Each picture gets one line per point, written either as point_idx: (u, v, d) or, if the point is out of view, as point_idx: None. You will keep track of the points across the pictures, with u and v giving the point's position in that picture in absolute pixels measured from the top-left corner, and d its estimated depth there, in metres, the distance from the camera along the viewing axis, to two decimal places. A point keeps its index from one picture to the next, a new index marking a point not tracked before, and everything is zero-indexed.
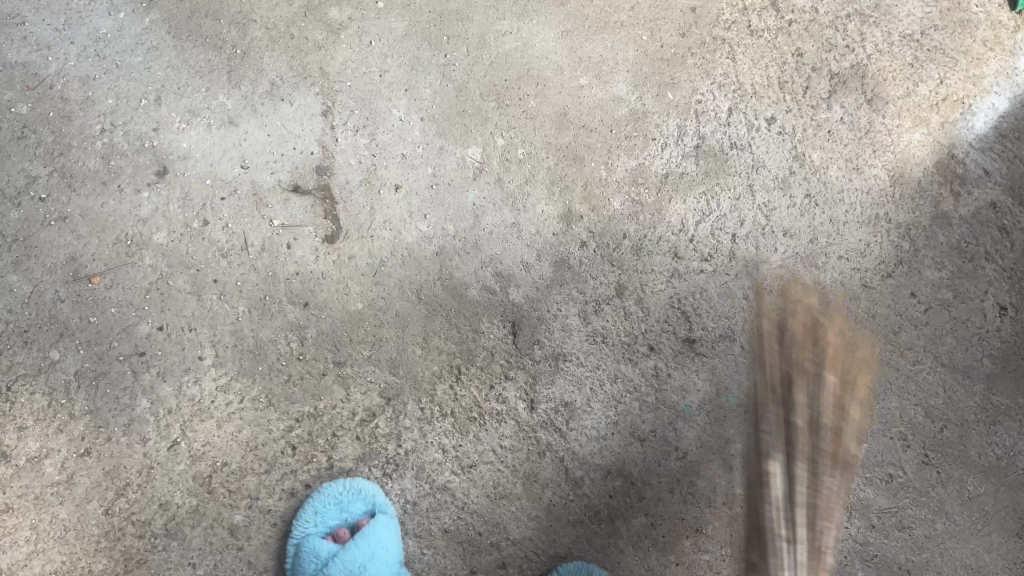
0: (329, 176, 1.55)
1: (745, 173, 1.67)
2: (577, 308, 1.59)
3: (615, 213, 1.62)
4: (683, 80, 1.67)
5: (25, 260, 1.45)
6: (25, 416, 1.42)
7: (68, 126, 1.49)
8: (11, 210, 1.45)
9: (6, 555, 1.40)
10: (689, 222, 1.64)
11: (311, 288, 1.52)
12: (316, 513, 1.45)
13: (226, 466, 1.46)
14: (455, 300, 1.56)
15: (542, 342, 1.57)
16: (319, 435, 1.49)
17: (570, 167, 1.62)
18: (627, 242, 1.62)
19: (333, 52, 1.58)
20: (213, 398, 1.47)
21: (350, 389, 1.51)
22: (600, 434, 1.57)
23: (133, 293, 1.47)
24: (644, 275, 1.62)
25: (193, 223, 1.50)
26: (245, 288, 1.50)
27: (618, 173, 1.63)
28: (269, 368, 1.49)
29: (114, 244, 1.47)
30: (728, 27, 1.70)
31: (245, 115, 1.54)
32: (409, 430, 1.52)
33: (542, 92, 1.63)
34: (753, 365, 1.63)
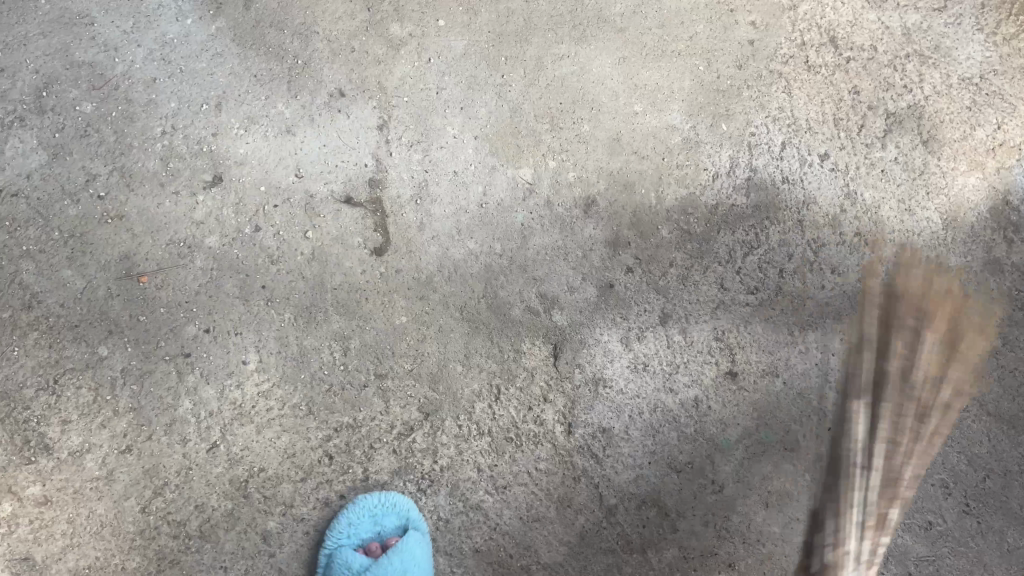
0: (381, 189, 1.57)
1: (796, 208, 1.66)
2: (620, 334, 1.58)
3: (663, 242, 1.62)
4: (737, 111, 1.67)
5: (80, 255, 1.47)
6: (69, 410, 1.43)
7: (130, 127, 1.51)
8: (70, 205, 1.47)
9: (41, 547, 1.40)
10: (737, 254, 1.63)
11: (357, 298, 1.53)
12: (350, 525, 1.45)
13: (263, 472, 1.46)
14: (498, 319, 1.56)
15: (583, 367, 1.57)
16: (356, 446, 1.49)
17: (620, 193, 1.62)
18: (673, 271, 1.61)
19: (392, 67, 1.60)
20: (255, 403, 1.48)
21: (389, 402, 1.51)
22: (636, 462, 1.56)
23: (183, 294, 1.48)
24: (689, 304, 1.61)
25: (246, 229, 1.51)
26: (292, 295, 1.51)
27: (668, 202, 1.63)
28: (311, 376, 1.50)
29: (168, 245, 1.49)
30: (785, 61, 1.70)
31: (303, 125, 1.56)
32: (446, 447, 1.51)
33: (596, 116, 1.64)
34: (795, 402, 1.61)
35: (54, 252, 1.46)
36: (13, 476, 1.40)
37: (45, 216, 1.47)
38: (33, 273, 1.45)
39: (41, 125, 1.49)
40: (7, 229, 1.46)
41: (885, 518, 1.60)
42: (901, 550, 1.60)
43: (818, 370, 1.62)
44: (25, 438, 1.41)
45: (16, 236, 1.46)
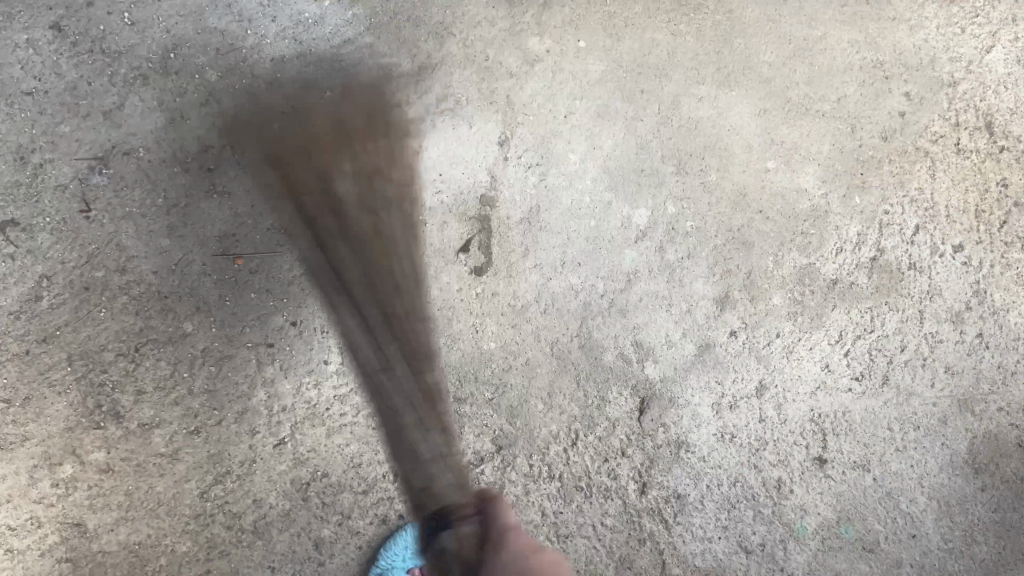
0: (491, 208, 1.50)
1: (919, 297, 1.56)
2: (712, 399, 1.51)
3: (773, 309, 1.53)
4: (874, 185, 1.57)
5: (181, 226, 1.43)
6: (145, 381, 1.41)
7: (251, 103, 1.47)
8: (179, 173, 1.44)
9: (94, 515, 1.37)
10: (848, 335, 1.55)
11: (448, 315, 1.48)
12: (406, 547, 1.40)
13: (326, 477, 1.42)
14: (588, 361, 1.49)
15: (668, 426, 1.50)
16: (423, 467, 1.44)
17: (737, 251, 1.53)
18: (779, 341, 1.53)
19: (524, 82, 1.53)
20: (329, 406, 1.44)
21: (464, 427, 1.46)
22: (706, 535, 1.48)
23: (275, 282, 1.45)
24: (788, 380, 1.53)
25: (350, 226, 1.47)
26: (385, 301, 1.46)
27: (785, 268, 1.54)
28: (389, 388, 1.45)
29: (269, 230, 1.45)
30: (934, 140, 1.60)
31: (423, 129, 1.50)
32: (514, 484, 1.45)
33: (725, 167, 1.55)
34: (884, 502, 1.52)
35: (155, 218, 1.43)
36: (80, 438, 1.38)
37: (152, 181, 1.44)
38: (131, 236, 1.43)
39: (163, 86, 1.45)
40: (113, 188, 1.43)
41: None
42: None
43: (911, 472, 1.53)
44: (98, 402, 1.39)
45: (121, 195, 1.43)
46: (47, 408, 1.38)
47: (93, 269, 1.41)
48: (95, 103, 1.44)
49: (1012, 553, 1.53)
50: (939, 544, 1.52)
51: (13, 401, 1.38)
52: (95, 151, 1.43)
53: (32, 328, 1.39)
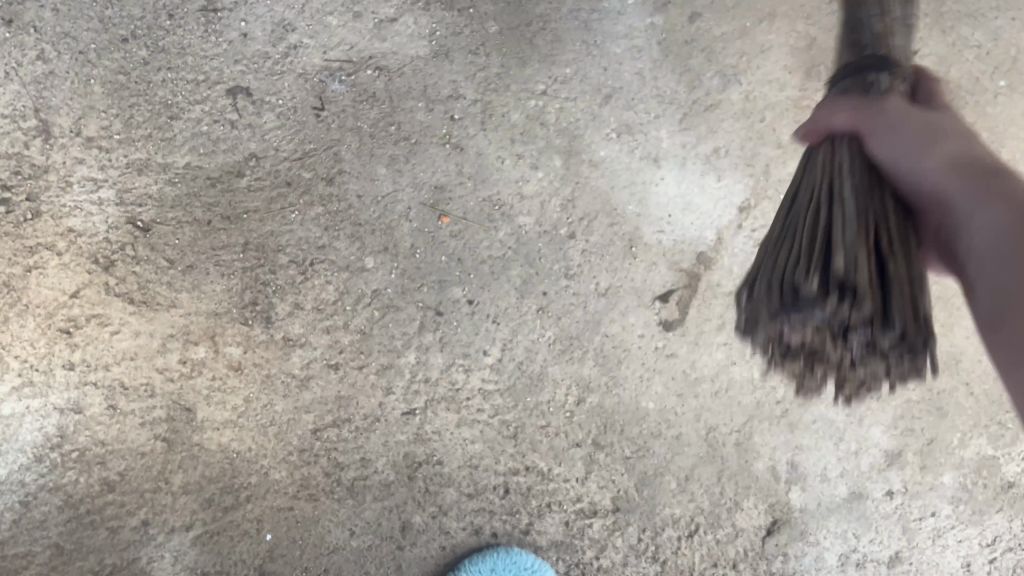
0: (705, 269, 1.41)
1: None
2: (843, 549, 1.41)
3: (940, 486, 1.43)
4: None
5: (402, 161, 1.36)
6: (306, 297, 1.34)
7: (518, 70, 1.38)
8: (420, 110, 1.37)
9: (206, 408, 1.31)
10: (1000, 542, 1.44)
11: (622, 357, 1.39)
12: (492, 571, 1.32)
13: (439, 465, 1.35)
14: (738, 461, 1.40)
15: (787, 558, 1.40)
16: (535, 496, 1.36)
17: (928, 414, 1.43)
18: (931, 521, 1.42)
19: (789, 157, 1.41)
20: (470, 397, 1.36)
21: (590, 474, 1.37)
22: None
23: (469, 255, 1.37)
24: (925, 562, 1.42)
25: (561, 229, 1.38)
26: (564, 317, 1.38)
27: (967, 451, 1.43)
28: (534, 404, 1.37)
29: (484, 200, 1.37)
30: None
31: (672, 162, 1.41)
32: (615, 550, 1.37)
33: (952, 324, 1.44)
34: None
35: (381, 144, 1.36)
36: (223, 326, 1.32)
37: (393, 106, 1.36)
38: (351, 151, 1.36)
39: (441, 18, 1.37)
40: (353, 98, 1.36)
41: None
42: None
43: None
44: (253, 299, 1.33)
45: (357, 108, 1.36)
46: (205, 285, 1.32)
47: (302, 167, 1.35)
48: (370, 8, 1.37)
49: None
50: None
51: (176, 264, 1.32)
52: (350, 55, 1.36)
53: (221, 202, 1.33)
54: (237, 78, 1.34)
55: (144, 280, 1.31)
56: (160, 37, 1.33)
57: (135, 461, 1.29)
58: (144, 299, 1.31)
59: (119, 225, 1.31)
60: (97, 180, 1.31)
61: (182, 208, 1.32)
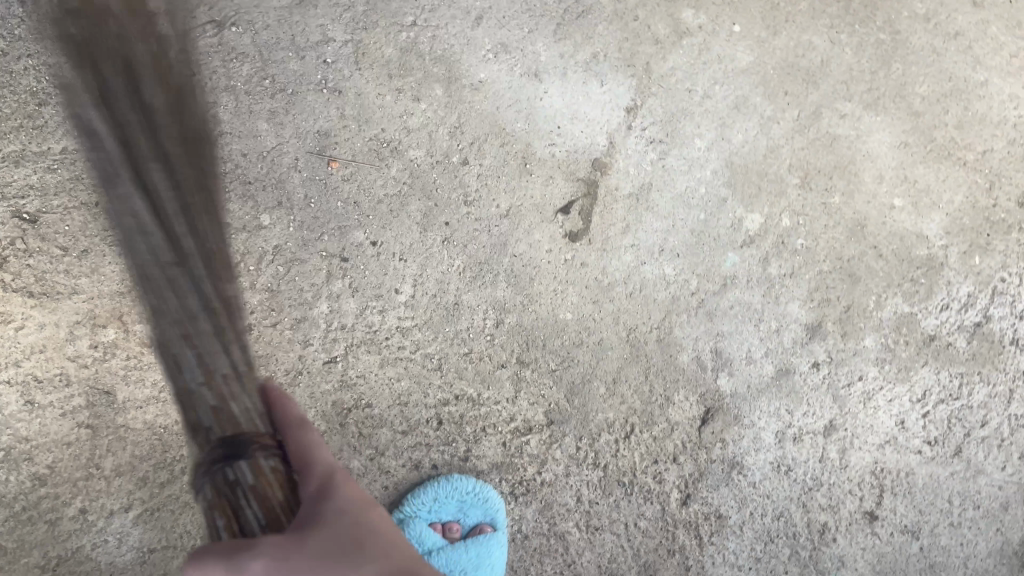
0: (602, 175, 1.42)
1: (1012, 375, 1.48)
2: (779, 426, 1.43)
3: (863, 350, 1.45)
4: (998, 249, 1.48)
5: (282, 113, 1.35)
6: None
7: (384, 5, 1.38)
8: (292, 59, 1.36)
9: (125, 388, 1.30)
10: (931, 395, 1.47)
11: (532, 274, 1.40)
12: (434, 500, 1.33)
13: (368, 408, 1.35)
14: (662, 358, 1.41)
15: (726, 444, 1.42)
16: (469, 423, 1.37)
17: (841, 282, 1.45)
18: (860, 385, 1.45)
19: (668, 52, 1.44)
20: (389, 336, 1.36)
21: (520, 392, 1.38)
22: (738, 561, 1.42)
23: (364, 196, 1.36)
24: (860, 427, 1.45)
25: (454, 157, 1.38)
26: (470, 244, 1.38)
27: (884, 312, 1.46)
28: (454, 333, 1.38)
29: (371, 140, 1.37)
30: None
31: (552, 75, 1.42)
32: (556, 463, 1.38)
33: (851, 192, 1.46)
34: (925, 572, 1.45)
35: (257, 99, 1.34)
36: (129, 305, 1.31)
37: (263, 59, 1.35)
38: (228, 111, 1.33)
39: None
40: (222, 56, 1.33)
41: None
42: None
43: (959, 550, 1.46)
44: None
45: (228, 66, 1.33)
46: (103, 267, 1.31)
47: None
48: None
49: None
50: None
51: (70, 251, 1.30)
52: (212, 14, 1.33)
53: None
54: None
55: (40, 271, 1.29)
56: (15, 24, 1.31)
57: (62, 452, 1.28)
58: (43, 290, 1.29)
59: (5, 219, 1.29)
60: None
61: (67, 193, 1.31)
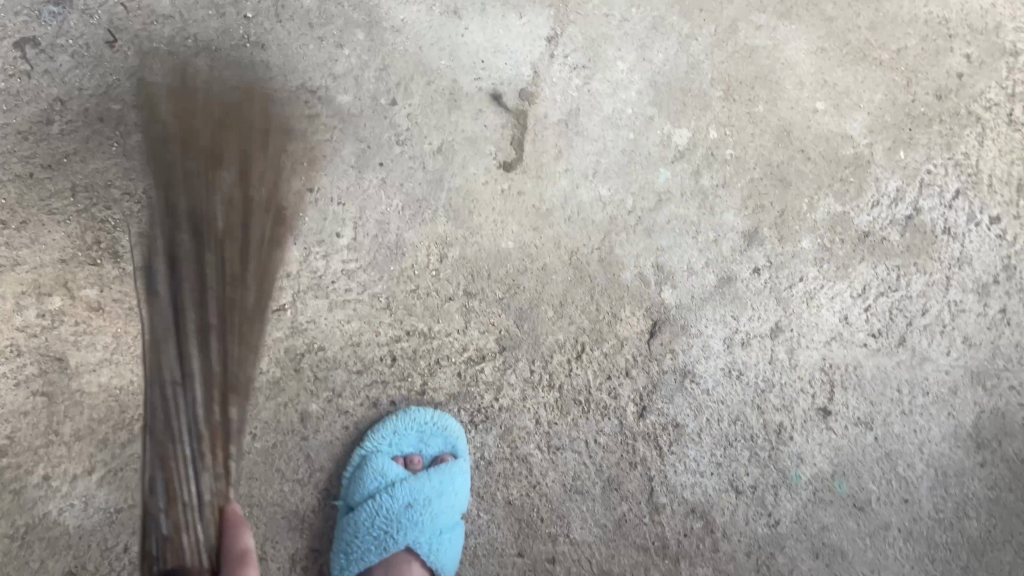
0: (529, 104, 1.45)
1: (947, 263, 1.52)
2: (726, 333, 1.47)
3: (800, 252, 1.49)
4: (921, 143, 1.53)
5: (208, 71, 1.37)
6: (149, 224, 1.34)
7: None
8: (213, 18, 1.38)
9: (77, 353, 1.31)
10: (871, 289, 1.51)
11: (470, 207, 1.42)
12: (395, 434, 1.35)
13: (321, 351, 1.37)
14: (606, 277, 1.44)
15: (676, 354, 1.45)
16: (423, 357, 1.40)
17: (773, 188, 1.49)
18: (801, 286, 1.49)
19: None
20: (335, 280, 1.38)
21: (470, 323, 1.41)
22: (699, 468, 1.45)
23: (297, 144, 1.39)
24: (805, 326, 1.49)
25: (382, 99, 1.41)
26: (406, 183, 1.41)
27: (818, 213, 1.50)
28: (400, 271, 1.40)
29: (298, 90, 1.39)
30: (988, 108, 1.55)
31: (471, 13, 1.46)
32: (512, 388, 1.41)
33: (774, 100, 1.50)
34: (882, 461, 1.49)
35: (182, 59, 1.37)
36: (73, 272, 1.32)
37: (184, 20, 1.38)
38: (155, 73, 1.36)
39: None
40: (143, 22, 1.37)
41: None
42: None
43: (913, 437, 1.50)
44: (97, 238, 1.33)
45: (149, 30, 1.37)
46: (44, 236, 1.32)
47: (110, 100, 1.35)
48: None
49: (1000, 533, 1.49)
50: (930, 512, 1.48)
51: (9, 223, 1.31)
52: None
53: (38, 151, 1.32)
54: (21, 28, 1.34)
55: None
56: None
57: (20, 422, 1.29)
58: None
59: None
60: None
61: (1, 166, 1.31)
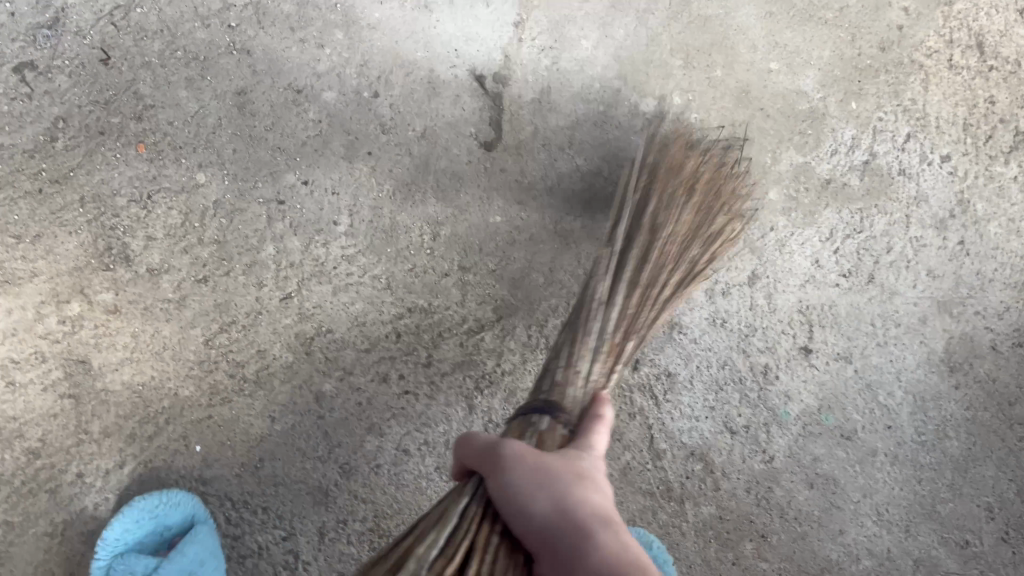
0: (504, 86, 1.54)
1: (906, 202, 1.63)
2: (707, 285, 1.56)
3: (769, 203, 1.59)
4: (871, 93, 1.63)
5: (199, 79, 1.45)
6: (156, 228, 1.42)
7: None
8: (199, 28, 1.46)
9: (99, 354, 1.39)
10: (838, 233, 1.61)
11: (458, 186, 1.51)
12: (126, 531, 1.34)
13: (330, 333, 1.45)
14: (590, 241, 1.54)
15: (662, 308, 1.54)
16: (426, 331, 1.48)
17: (738, 145, 1.59)
18: (773, 235, 1.59)
19: None
20: (337, 266, 1.46)
21: (468, 295, 1.50)
22: (694, 413, 1.54)
23: (288, 141, 1.46)
24: (780, 272, 1.59)
25: (364, 93, 1.49)
26: (395, 169, 1.49)
27: (782, 165, 1.60)
28: (396, 252, 1.48)
29: (285, 90, 1.47)
30: (929, 55, 1.65)
31: (441, 5, 1.53)
32: (512, 352, 1.50)
33: (731, 64, 1.60)
34: (863, 392, 1.59)
35: (174, 70, 1.45)
36: (88, 278, 1.40)
37: (172, 32, 1.45)
38: (149, 86, 1.44)
39: None
40: (133, 37, 1.44)
41: (924, 527, 1.58)
42: (933, 562, 1.58)
43: (890, 367, 1.60)
44: (108, 244, 1.41)
45: (140, 45, 1.44)
46: (58, 247, 1.39)
47: (109, 114, 1.43)
48: None
49: (980, 450, 1.60)
50: (912, 436, 1.59)
51: (23, 238, 1.39)
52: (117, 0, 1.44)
53: (45, 168, 1.40)
54: (18, 53, 1.41)
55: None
56: None
57: (50, 424, 1.36)
58: (4, 277, 1.38)
59: None
60: None
61: (10, 185, 1.39)
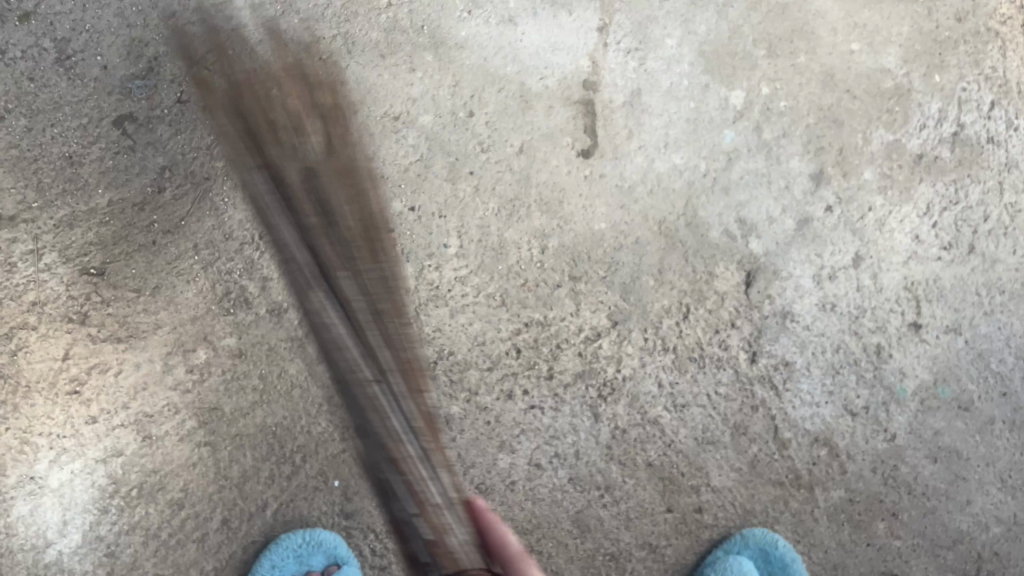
0: (594, 92, 1.54)
1: (998, 169, 1.62)
2: (813, 271, 1.56)
3: (865, 184, 1.59)
4: (952, 64, 1.63)
5: None
6: (271, 267, 1.41)
7: None
8: (291, 64, 1.45)
9: (230, 400, 1.39)
10: (935, 206, 1.61)
11: (560, 197, 1.51)
12: (273, 566, 1.36)
13: (452, 355, 1.46)
14: (696, 239, 1.54)
15: (773, 298, 1.55)
16: (544, 343, 1.49)
17: (829, 129, 1.59)
18: (872, 214, 1.59)
19: None
20: (451, 288, 1.47)
21: (581, 305, 1.50)
22: (815, 399, 1.55)
23: (392, 168, 1.47)
24: (883, 251, 1.59)
25: (460, 112, 1.49)
26: (497, 186, 1.49)
27: (873, 144, 1.60)
28: (507, 269, 1.48)
29: (382, 118, 1.47)
30: (1003, 22, 1.65)
31: (525, 17, 1.53)
32: (631, 357, 1.50)
33: (814, 49, 1.60)
34: (976, 362, 1.59)
35: None
36: (212, 324, 1.39)
37: None
38: None
39: None
40: None
41: None
42: None
43: (1000, 334, 1.60)
44: (226, 289, 1.40)
45: None
46: (177, 297, 1.39)
47: (212, 157, 1.41)
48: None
49: None
50: None
51: (142, 291, 1.39)
52: (208, 44, 1.43)
53: (156, 219, 1.40)
54: (117, 107, 1.40)
55: (122, 316, 1.38)
56: (31, 100, 1.38)
57: (189, 473, 1.37)
58: (129, 332, 1.38)
59: (76, 279, 1.37)
60: (36, 250, 1.36)
61: (125, 240, 1.39)
